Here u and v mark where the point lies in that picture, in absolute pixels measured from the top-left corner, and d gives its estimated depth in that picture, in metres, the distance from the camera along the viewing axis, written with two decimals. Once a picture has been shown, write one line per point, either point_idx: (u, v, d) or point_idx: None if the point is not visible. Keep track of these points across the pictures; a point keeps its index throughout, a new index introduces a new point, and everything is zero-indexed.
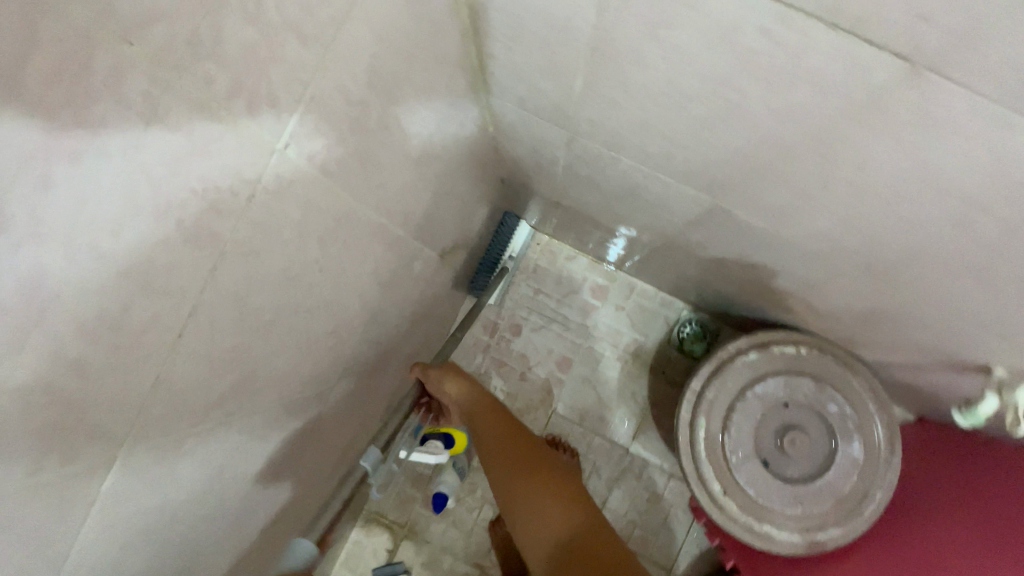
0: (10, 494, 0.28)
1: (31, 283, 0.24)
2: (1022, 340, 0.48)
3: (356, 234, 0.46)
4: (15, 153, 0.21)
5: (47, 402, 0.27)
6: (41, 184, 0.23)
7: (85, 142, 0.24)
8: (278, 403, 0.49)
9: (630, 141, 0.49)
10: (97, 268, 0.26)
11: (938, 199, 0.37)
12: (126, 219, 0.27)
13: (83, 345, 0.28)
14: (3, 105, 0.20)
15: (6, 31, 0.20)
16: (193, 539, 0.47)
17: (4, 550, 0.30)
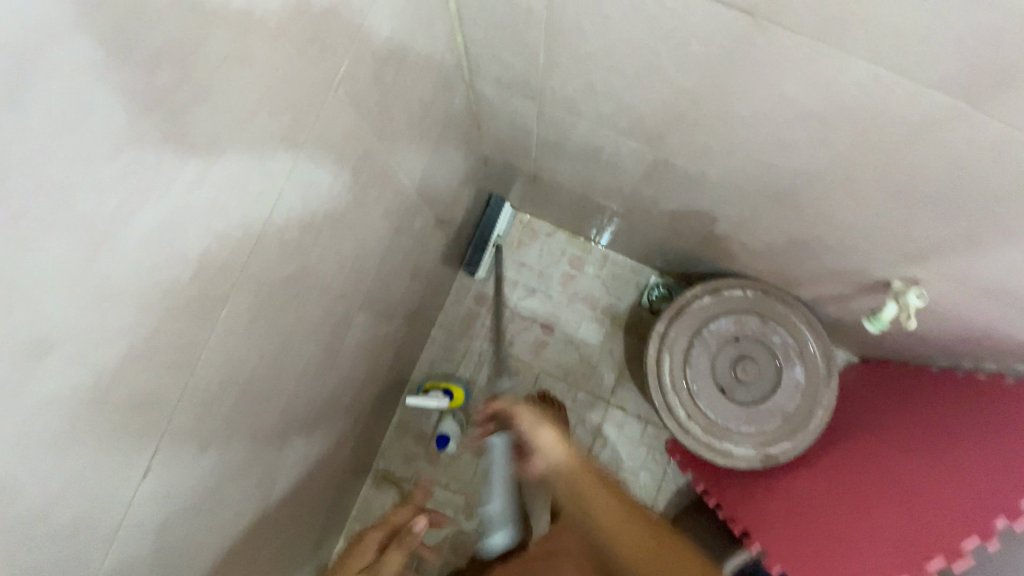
0: (98, 441, 0.35)
1: (110, 279, 0.31)
2: (898, 238, 0.62)
3: (374, 181, 0.57)
4: (115, 170, 0.28)
5: (121, 369, 0.34)
6: (124, 196, 0.29)
7: (157, 161, 0.31)
8: (314, 333, 0.59)
9: (584, 102, 0.63)
10: (151, 265, 0.33)
11: (804, 123, 0.49)
12: (175, 227, 0.33)
13: (144, 324, 0.35)
14: (109, 135, 0.27)
15: (129, 76, 0.27)
16: (250, 442, 0.55)
17: (103, 481, 0.37)
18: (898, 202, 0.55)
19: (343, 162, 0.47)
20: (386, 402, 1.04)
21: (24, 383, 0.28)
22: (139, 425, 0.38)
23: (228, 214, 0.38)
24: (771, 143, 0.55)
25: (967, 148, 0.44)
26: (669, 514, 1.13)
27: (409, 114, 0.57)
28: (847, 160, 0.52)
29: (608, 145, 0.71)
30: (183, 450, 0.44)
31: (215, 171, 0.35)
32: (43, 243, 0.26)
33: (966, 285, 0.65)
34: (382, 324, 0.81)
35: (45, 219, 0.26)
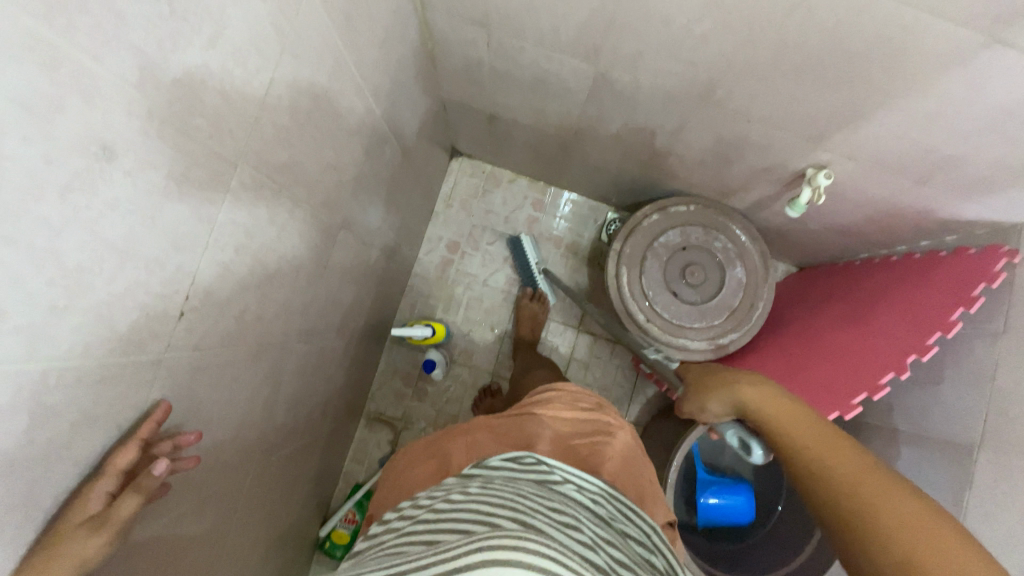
0: (130, 313, 0.38)
1: (110, 154, 0.32)
2: (803, 123, 0.73)
3: (350, 97, 0.64)
4: (104, 42, 0.29)
5: (129, 253, 0.36)
6: (110, 69, 0.30)
7: (142, 43, 0.32)
8: (311, 242, 0.66)
9: (528, 24, 0.71)
10: (146, 146, 0.34)
11: (708, 14, 0.59)
12: (157, 110, 0.34)
13: (149, 207, 0.36)
14: (96, 7, 0.28)
15: None
16: (263, 341, 0.61)
17: (143, 354, 0.41)
18: (797, 82, 0.66)
19: (320, 62, 0.54)
20: (373, 344, 1.11)
21: (89, 190, 0.31)
22: (170, 296, 0.42)
23: (234, 85, 0.42)
24: (687, 38, 0.64)
25: (834, 14, 0.54)
26: (640, 423, 1.27)
27: (373, 33, 0.64)
28: (750, 45, 0.62)
29: (553, 67, 0.80)
30: (214, 334, 0.50)
31: (226, 35, 0.39)
32: (108, 54, 0.30)
33: (862, 159, 0.77)
34: (364, 253, 0.88)
35: (106, 32, 0.29)
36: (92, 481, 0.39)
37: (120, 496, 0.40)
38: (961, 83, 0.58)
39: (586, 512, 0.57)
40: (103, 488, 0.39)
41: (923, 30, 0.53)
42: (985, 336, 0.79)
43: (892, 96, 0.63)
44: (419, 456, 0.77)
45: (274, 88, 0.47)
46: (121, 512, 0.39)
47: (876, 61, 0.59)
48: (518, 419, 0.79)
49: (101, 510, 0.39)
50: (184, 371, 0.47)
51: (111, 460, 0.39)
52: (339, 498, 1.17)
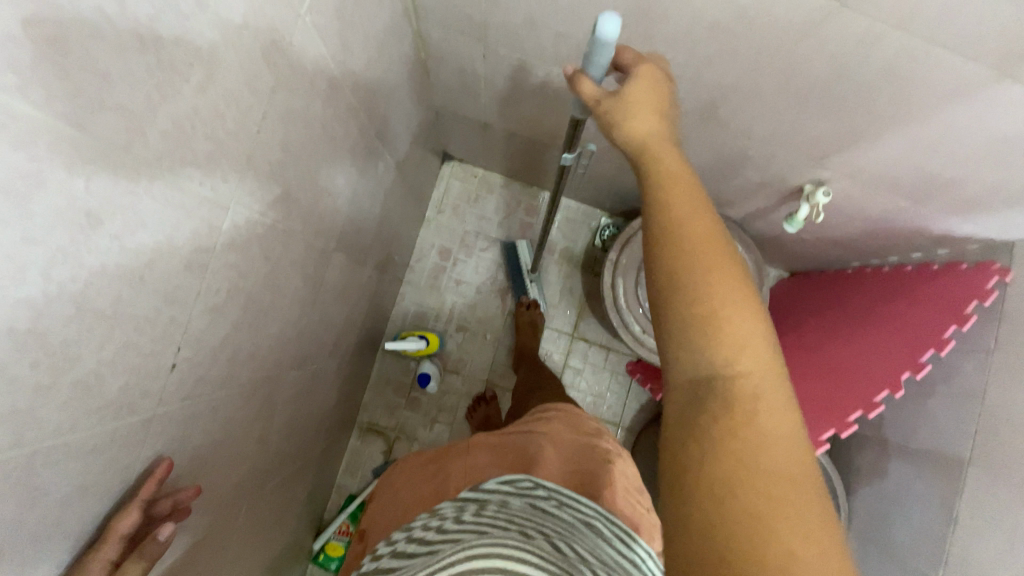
0: (119, 376, 0.36)
1: (94, 220, 0.29)
2: (804, 144, 0.73)
3: (344, 119, 0.61)
4: (86, 104, 0.27)
5: (119, 317, 0.34)
6: (93, 133, 0.28)
7: (127, 99, 0.29)
8: (304, 269, 0.63)
9: (527, 39, 0.69)
10: (136, 204, 0.32)
11: (715, 36, 0.58)
12: (144, 166, 0.32)
13: (140, 266, 0.34)
14: (78, 73, 0.26)
15: (92, 10, 0.26)
16: (257, 375, 0.59)
17: (132, 413, 0.39)
18: (801, 105, 0.65)
19: (314, 91, 0.51)
20: (365, 356, 1.09)
21: (75, 262, 0.29)
22: (160, 352, 0.39)
23: (226, 125, 0.39)
24: (691, 60, 0.63)
25: (844, 43, 0.53)
26: (633, 429, 1.27)
27: (367, 51, 0.61)
28: (755, 69, 0.61)
29: (551, 80, 0.78)
30: (208, 378, 0.48)
31: (218, 77, 0.36)
32: (92, 117, 0.27)
33: (862, 178, 0.76)
34: (357, 270, 0.85)
35: (89, 95, 0.27)
36: (96, 549, 0.38)
37: (125, 563, 0.40)
38: (968, 113, 0.57)
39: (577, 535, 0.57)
40: (106, 555, 0.38)
41: (935, 62, 0.52)
42: (976, 353, 0.80)
43: (896, 121, 0.62)
44: (417, 476, 0.77)
45: (267, 124, 0.45)
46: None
47: (882, 90, 0.58)
48: (519, 440, 0.79)
49: None
50: (177, 420, 0.45)
51: (114, 525, 0.39)
52: (332, 510, 1.16)
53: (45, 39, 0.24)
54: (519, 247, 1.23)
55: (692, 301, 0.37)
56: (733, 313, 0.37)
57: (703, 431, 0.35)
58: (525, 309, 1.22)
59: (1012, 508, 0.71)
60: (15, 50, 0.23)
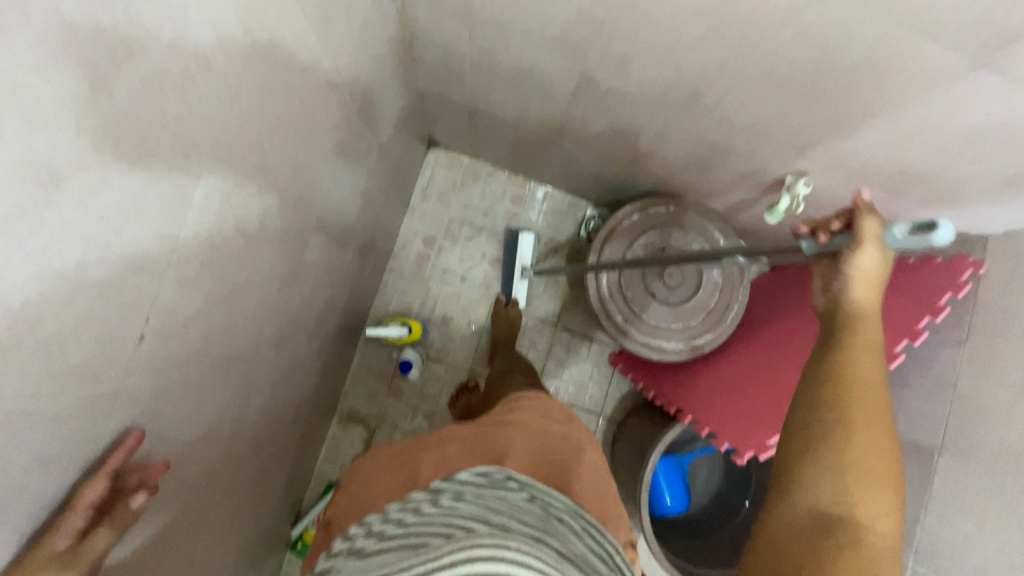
0: (82, 343, 0.35)
1: (54, 175, 0.28)
2: (785, 133, 0.73)
3: (323, 93, 0.60)
4: (47, 53, 0.26)
5: (81, 280, 0.33)
6: (54, 83, 0.27)
7: (88, 50, 0.28)
8: (282, 246, 0.62)
9: (514, 21, 0.68)
10: (99, 164, 0.31)
11: (700, 21, 0.58)
12: (107, 124, 0.31)
13: (105, 229, 0.33)
14: (40, 20, 0.25)
15: None
16: (232, 353, 0.58)
17: (96, 383, 0.37)
18: (784, 93, 0.65)
19: (293, 62, 0.50)
20: (346, 343, 1.08)
21: (35, 220, 0.28)
22: (127, 321, 0.38)
23: (198, 90, 0.38)
24: (676, 46, 0.63)
25: (826, 31, 0.54)
26: (615, 419, 1.28)
27: (349, 27, 0.60)
28: (739, 55, 0.61)
29: (537, 65, 0.77)
30: (180, 353, 0.47)
31: (188, 38, 0.35)
32: (52, 68, 0.26)
33: (841, 169, 0.77)
34: (338, 252, 0.84)
35: (51, 45, 0.26)
36: (61, 517, 0.38)
37: (94, 531, 0.40)
38: (945, 104, 0.58)
39: (553, 527, 0.58)
40: (73, 524, 0.38)
41: (914, 51, 0.52)
42: (949, 344, 0.82)
43: (875, 111, 0.63)
44: (388, 466, 0.76)
45: (242, 92, 0.44)
46: (94, 547, 0.40)
47: (862, 78, 0.58)
48: (491, 431, 0.79)
49: (70, 546, 0.38)
50: (145, 395, 0.44)
51: (79, 495, 0.38)
52: (311, 498, 1.15)
53: None
54: (521, 239, 1.21)
55: (848, 461, 0.51)
56: (876, 473, 0.51)
57: (822, 539, 0.48)
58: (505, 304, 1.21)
59: (981, 494, 0.73)
60: None
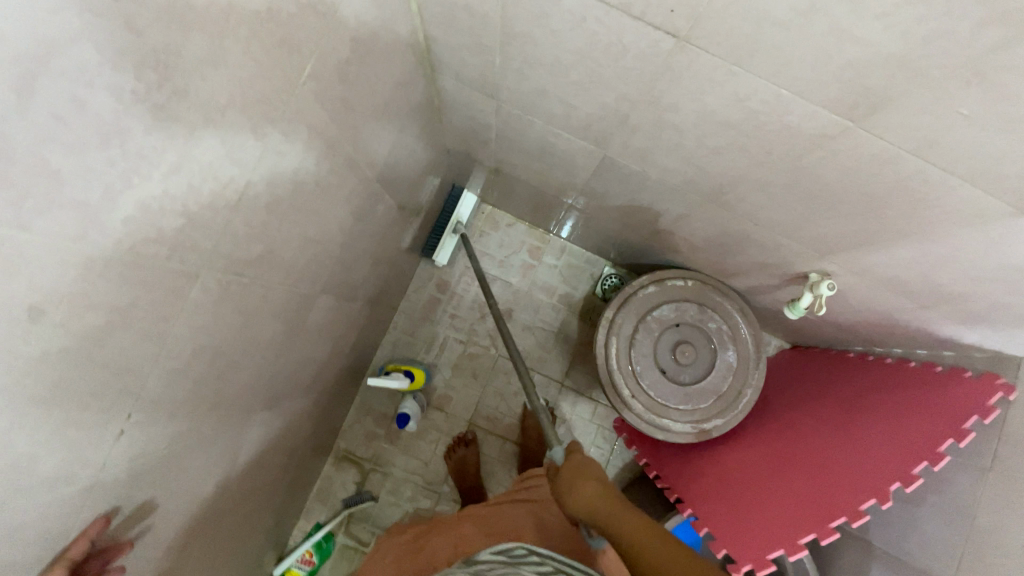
0: (55, 452, 0.35)
1: (35, 310, 0.28)
2: (809, 237, 0.71)
3: (341, 169, 0.60)
4: (31, 207, 0.26)
5: (56, 397, 0.32)
6: (32, 229, 0.26)
7: (79, 193, 0.28)
8: (284, 314, 0.62)
9: (538, 104, 0.68)
10: (81, 288, 0.31)
11: (726, 131, 0.56)
12: (95, 254, 0.30)
13: (88, 346, 0.33)
14: (27, 178, 0.25)
15: (43, 120, 0.24)
16: (219, 423, 0.58)
17: (69, 484, 0.37)
18: (810, 205, 0.63)
19: (308, 149, 0.51)
20: (348, 386, 1.08)
21: (13, 353, 0.28)
22: (105, 424, 0.38)
23: (201, 199, 0.38)
24: (699, 148, 0.62)
25: (857, 158, 0.51)
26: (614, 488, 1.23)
27: (371, 107, 0.61)
28: (763, 165, 0.60)
29: (560, 143, 0.77)
30: (160, 436, 0.47)
31: (195, 156, 0.35)
32: (39, 218, 0.26)
33: (868, 276, 0.74)
34: (346, 306, 0.84)
35: (38, 197, 0.26)
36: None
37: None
38: (981, 240, 0.55)
39: None
40: None
41: (950, 189, 0.50)
42: (971, 470, 0.77)
43: (905, 233, 0.60)
44: (408, 552, 0.75)
45: (251, 190, 0.44)
46: None
47: (895, 204, 0.56)
48: (508, 510, 0.77)
49: None
50: (116, 484, 0.43)
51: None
52: (298, 535, 1.14)
53: None
54: (462, 197, 1.18)
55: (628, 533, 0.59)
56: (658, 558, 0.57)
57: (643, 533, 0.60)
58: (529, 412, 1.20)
59: None
60: None
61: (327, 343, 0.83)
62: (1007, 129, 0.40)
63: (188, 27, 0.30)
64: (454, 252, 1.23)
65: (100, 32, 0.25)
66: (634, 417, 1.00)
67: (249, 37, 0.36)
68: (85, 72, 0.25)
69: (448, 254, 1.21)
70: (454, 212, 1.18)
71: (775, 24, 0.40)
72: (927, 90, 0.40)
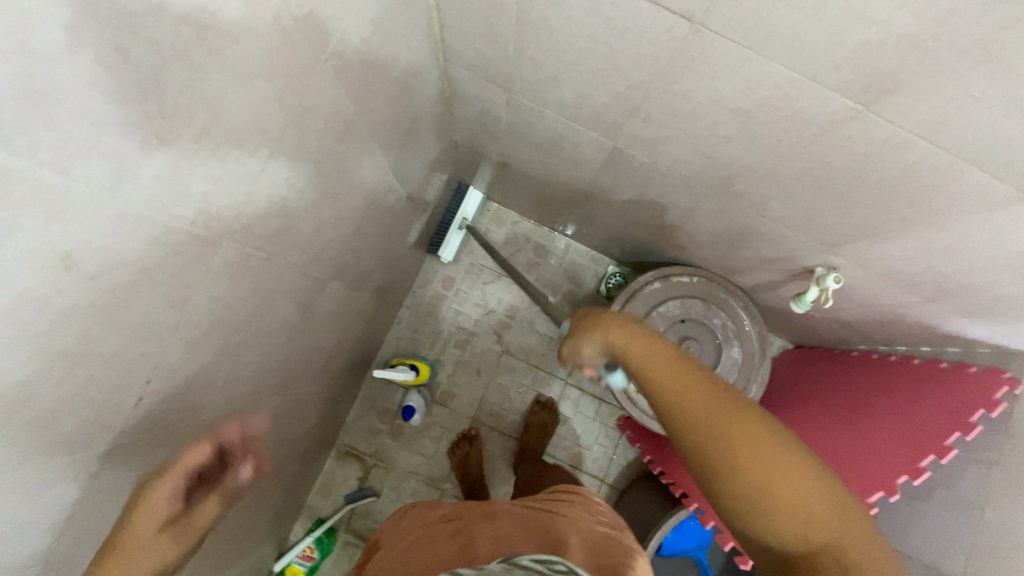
0: (77, 412, 0.35)
1: (68, 260, 0.29)
2: (815, 229, 0.72)
3: (356, 153, 0.61)
4: (73, 154, 0.26)
5: (81, 353, 0.33)
6: (70, 176, 0.27)
7: (117, 145, 0.28)
8: (297, 297, 0.62)
9: (550, 94, 0.69)
10: (112, 243, 0.31)
11: (737, 118, 0.57)
12: (127, 209, 0.31)
13: (114, 304, 0.34)
14: (70, 125, 0.26)
15: (88, 67, 0.25)
16: (230, 402, 0.58)
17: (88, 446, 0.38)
18: (817, 195, 0.64)
19: (327, 127, 0.51)
20: (352, 379, 1.08)
21: (44, 303, 0.28)
22: (125, 388, 0.39)
23: (227, 167, 0.38)
24: (710, 138, 0.63)
25: (867, 144, 0.52)
26: (617, 486, 1.23)
27: (386, 92, 0.62)
28: (773, 153, 0.61)
29: (570, 135, 0.78)
30: (175, 408, 0.47)
31: (222, 121, 0.36)
32: (78, 165, 0.27)
33: (874, 269, 0.75)
34: (354, 296, 0.84)
35: (77, 144, 0.26)
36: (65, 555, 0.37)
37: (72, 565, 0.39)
38: (988, 228, 0.56)
39: None
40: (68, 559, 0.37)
41: (959, 175, 0.51)
42: (977, 463, 0.77)
43: (912, 223, 0.61)
44: (438, 537, 0.69)
45: (273, 163, 0.44)
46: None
47: (903, 192, 0.57)
48: (542, 518, 0.71)
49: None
50: (131, 454, 0.43)
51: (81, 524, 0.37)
52: (298, 531, 1.13)
53: (33, 91, 0.23)
54: (467, 193, 1.21)
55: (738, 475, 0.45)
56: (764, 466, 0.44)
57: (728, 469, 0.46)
58: (533, 407, 1.21)
59: None
60: (1, 104, 0.22)
61: (335, 331, 0.83)
62: (1015, 109, 0.41)
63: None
64: (459, 249, 1.24)
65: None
66: (638, 412, 1.01)
67: (279, 6, 0.37)
68: (129, 24, 0.26)
69: (453, 249, 1.23)
70: (460, 208, 1.20)
71: (790, 5, 0.41)
72: (937, 71, 0.41)
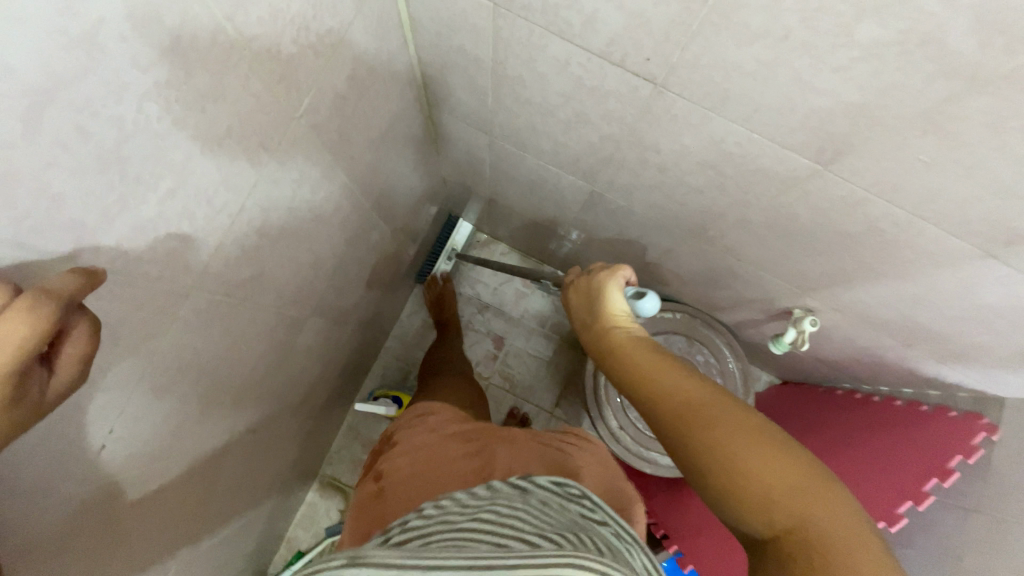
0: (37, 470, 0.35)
1: None
2: (790, 274, 0.73)
3: (335, 197, 0.62)
4: (27, 230, 0.27)
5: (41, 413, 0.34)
6: (26, 250, 0.28)
7: (77, 216, 0.30)
8: (273, 336, 0.63)
9: (528, 140, 0.71)
10: None
11: (704, 170, 0.59)
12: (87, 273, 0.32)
13: None
14: (27, 204, 0.27)
15: (42, 150, 0.26)
16: (203, 441, 0.58)
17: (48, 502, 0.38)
18: (789, 243, 0.65)
19: (303, 176, 0.53)
20: (336, 410, 1.08)
21: None
22: (87, 441, 0.39)
23: (195, 222, 0.40)
24: (682, 186, 0.64)
25: (830, 199, 0.53)
26: None
27: (367, 138, 0.63)
28: (742, 204, 0.62)
29: (550, 177, 0.79)
30: (141, 454, 0.47)
31: (190, 183, 0.37)
32: (36, 238, 0.28)
33: (850, 314, 0.75)
34: (337, 330, 0.85)
35: (35, 218, 0.27)
36: None
37: None
38: (954, 281, 0.56)
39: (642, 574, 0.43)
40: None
41: (919, 232, 0.52)
42: (956, 511, 0.76)
43: (881, 273, 0.62)
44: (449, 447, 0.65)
45: (244, 215, 0.46)
46: None
47: (868, 243, 0.57)
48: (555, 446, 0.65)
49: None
50: (93, 502, 0.43)
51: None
52: (278, 564, 1.12)
53: None
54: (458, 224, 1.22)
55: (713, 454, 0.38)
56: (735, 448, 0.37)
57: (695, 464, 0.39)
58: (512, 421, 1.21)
59: None
60: None
61: (317, 365, 0.84)
62: (964, 173, 0.42)
63: (191, 66, 0.33)
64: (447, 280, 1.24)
65: (108, 67, 0.28)
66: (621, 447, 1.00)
67: (248, 72, 0.38)
68: (88, 106, 0.28)
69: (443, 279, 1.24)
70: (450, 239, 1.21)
71: (743, 73, 0.43)
72: (886, 138, 0.43)
